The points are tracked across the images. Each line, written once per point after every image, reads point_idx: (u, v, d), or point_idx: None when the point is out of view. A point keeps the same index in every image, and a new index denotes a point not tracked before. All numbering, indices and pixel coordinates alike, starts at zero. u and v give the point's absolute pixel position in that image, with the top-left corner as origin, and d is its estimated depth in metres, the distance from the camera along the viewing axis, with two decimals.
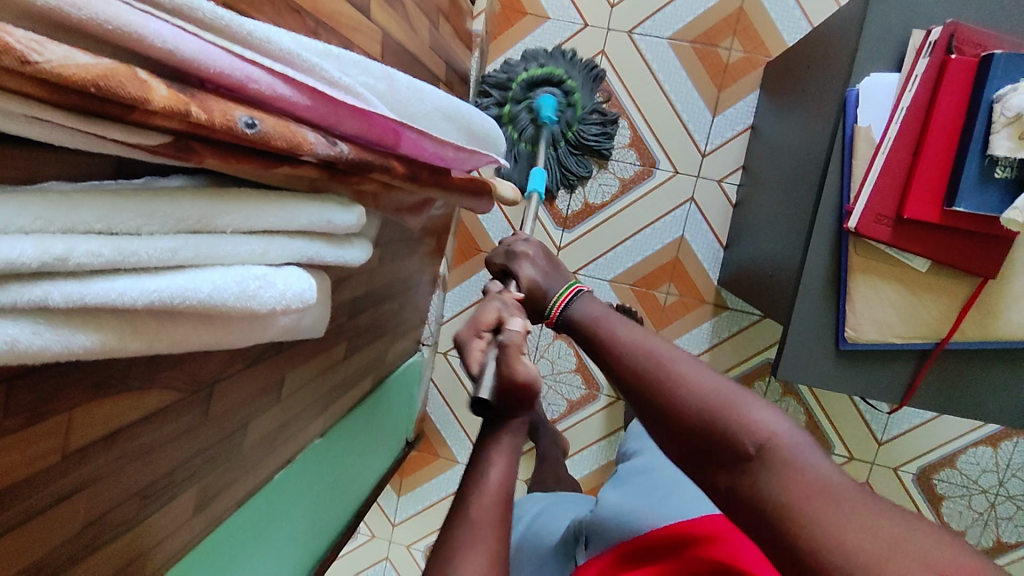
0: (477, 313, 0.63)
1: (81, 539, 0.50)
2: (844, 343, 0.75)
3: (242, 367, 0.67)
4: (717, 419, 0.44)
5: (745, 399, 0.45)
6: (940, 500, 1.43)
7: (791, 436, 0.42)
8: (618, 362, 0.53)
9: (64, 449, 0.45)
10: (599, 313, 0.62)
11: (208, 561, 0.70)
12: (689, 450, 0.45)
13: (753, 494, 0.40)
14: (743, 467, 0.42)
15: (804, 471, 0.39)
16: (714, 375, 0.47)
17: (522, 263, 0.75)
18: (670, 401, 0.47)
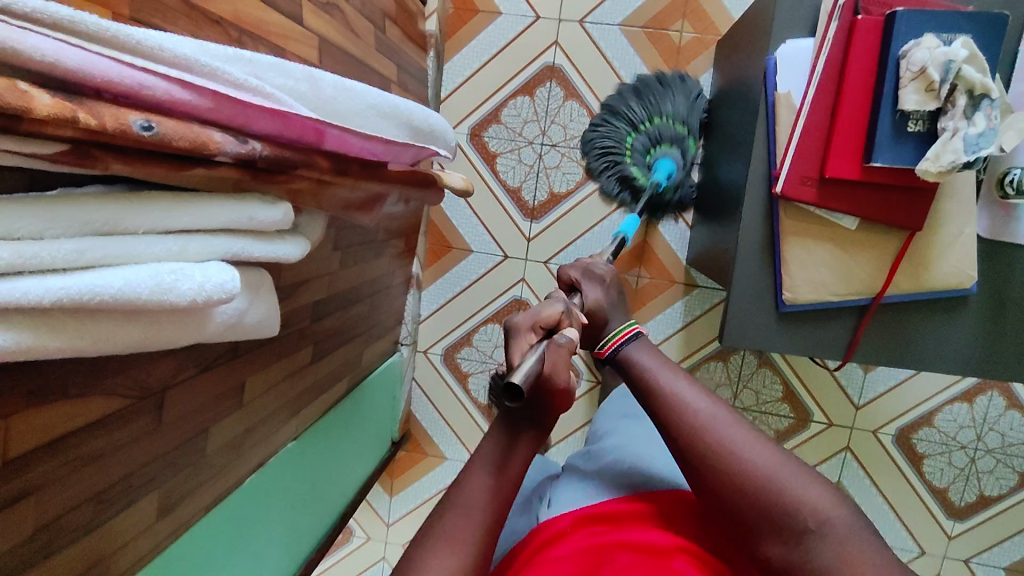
0: (541, 310, 0.72)
1: (34, 545, 0.51)
2: (783, 306, 0.76)
3: (196, 372, 0.68)
4: (781, 495, 0.61)
5: (795, 475, 0.62)
6: (921, 459, 1.46)
7: (841, 514, 0.60)
8: (684, 430, 0.67)
9: (6, 454, 0.46)
10: (652, 363, 0.75)
11: (177, 566, 0.72)
12: (749, 515, 0.62)
13: (813, 562, 0.58)
14: (807, 539, 0.59)
15: (846, 545, 0.58)
16: (770, 450, 0.64)
17: (590, 287, 0.89)
18: (739, 475, 0.62)
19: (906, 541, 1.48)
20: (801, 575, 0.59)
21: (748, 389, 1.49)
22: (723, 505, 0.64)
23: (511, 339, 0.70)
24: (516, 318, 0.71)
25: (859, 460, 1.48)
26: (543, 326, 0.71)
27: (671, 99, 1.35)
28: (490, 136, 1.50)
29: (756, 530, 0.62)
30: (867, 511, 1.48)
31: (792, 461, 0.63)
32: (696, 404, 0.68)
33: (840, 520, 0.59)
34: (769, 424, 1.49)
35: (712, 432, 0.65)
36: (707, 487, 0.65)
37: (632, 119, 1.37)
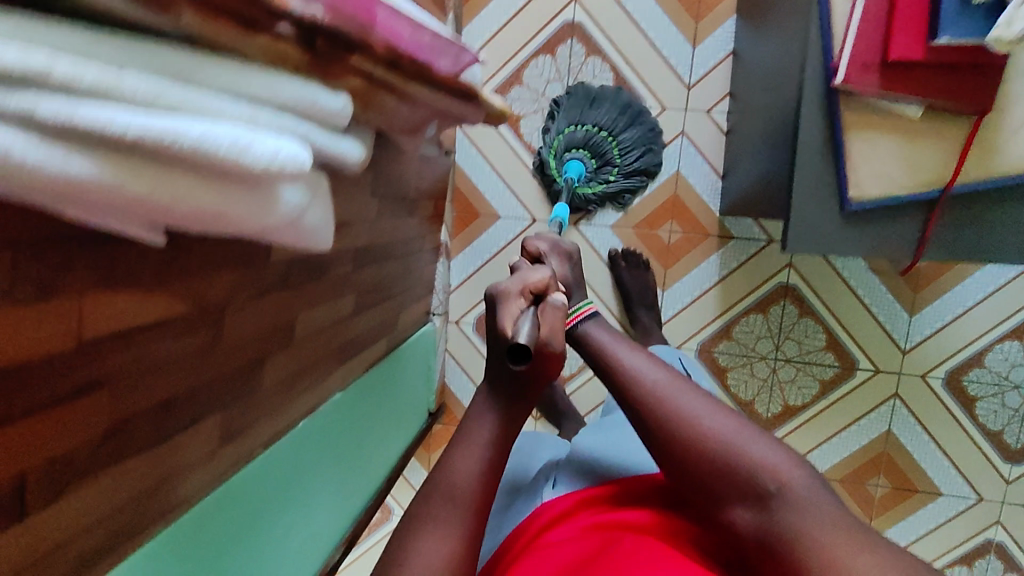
0: (528, 278, 0.77)
1: (105, 445, 0.49)
2: (847, 206, 0.83)
3: (253, 294, 0.67)
4: (738, 459, 0.67)
5: (751, 438, 0.68)
6: (973, 402, 1.43)
7: (795, 474, 0.65)
8: (646, 405, 0.74)
9: (78, 336, 0.44)
10: (611, 340, 0.83)
11: (241, 499, 0.70)
12: (711, 480, 0.68)
13: (769, 521, 0.63)
14: (764, 500, 0.64)
15: (802, 503, 0.62)
16: (727, 420, 0.70)
17: (554, 259, 1.04)
18: (699, 443, 0.69)
19: (961, 487, 1.46)
20: (761, 536, 0.63)
21: (791, 340, 1.46)
22: (685, 468, 0.69)
23: (500, 306, 0.74)
24: (505, 284, 0.76)
25: (908, 407, 1.45)
26: (531, 292, 0.76)
27: (607, 112, 1.39)
28: (512, 98, 1.48)
29: (718, 494, 0.67)
30: (918, 458, 1.46)
31: (748, 429, 0.70)
32: (656, 379, 0.76)
33: (793, 479, 0.64)
34: (813, 374, 1.47)
35: (667, 398, 0.73)
36: (668, 453, 0.71)
37: (583, 114, 1.40)
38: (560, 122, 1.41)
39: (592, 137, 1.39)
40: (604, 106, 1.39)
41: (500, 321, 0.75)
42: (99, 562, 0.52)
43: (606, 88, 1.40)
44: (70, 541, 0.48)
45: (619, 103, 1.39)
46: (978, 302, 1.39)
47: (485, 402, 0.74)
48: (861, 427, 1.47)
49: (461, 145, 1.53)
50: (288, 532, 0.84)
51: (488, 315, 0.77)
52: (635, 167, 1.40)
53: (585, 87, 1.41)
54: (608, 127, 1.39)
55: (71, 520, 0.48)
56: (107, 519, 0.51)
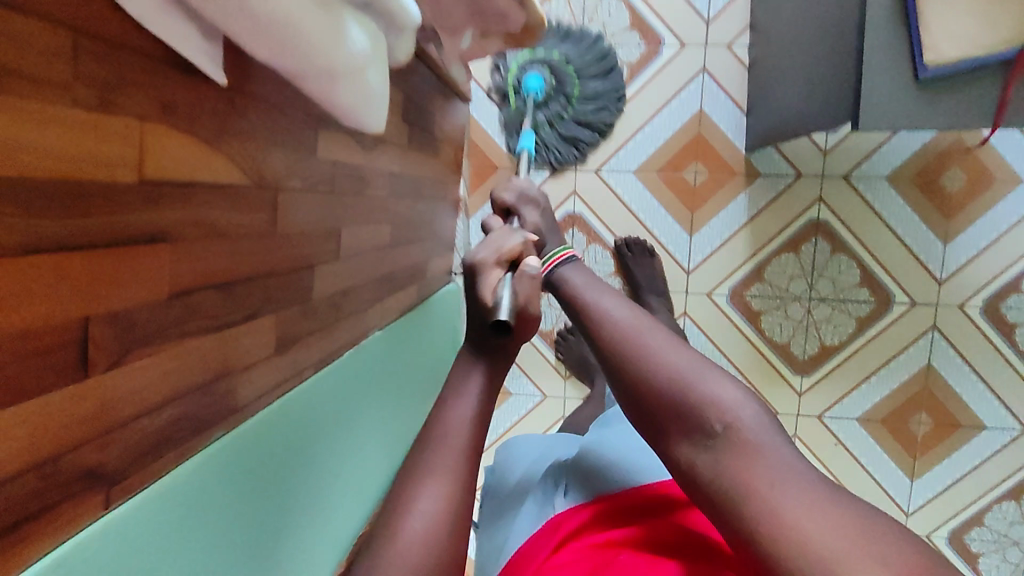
0: (502, 241, 0.62)
1: (170, 310, 0.44)
2: (923, 72, 0.69)
3: (303, 185, 0.61)
4: (690, 396, 0.54)
5: (710, 374, 0.55)
6: (1013, 328, 1.39)
7: (750, 415, 0.52)
8: (600, 338, 0.61)
9: (140, 170, 0.39)
10: (584, 281, 0.68)
11: (296, 419, 0.64)
12: (654, 415, 0.56)
13: (717, 469, 0.51)
14: (713, 440, 0.52)
15: (758, 456, 0.50)
16: (684, 352, 0.57)
17: (529, 210, 0.85)
18: (646, 376, 0.56)
19: (1006, 419, 1.42)
20: (704, 480, 0.52)
21: (825, 278, 1.42)
22: (638, 408, 0.57)
23: (477, 278, 0.60)
24: (477, 252, 0.61)
25: (947, 338, 1.41)
26: (506, 259, 0.61)
27: (577, 49, 1.32)
28: None
29: (662, 427, 0.55)
30: (960, 391, 1.42)
31: (706, 363, 0.56)
32: (617, 314, 0.61)
33: (748, 423, 0.51)
34: (848, 312, 1.43)
35: (625, 337, 0.59)
36: (623, 393, 0.58)
37: (555, 44, 1.32)
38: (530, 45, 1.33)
39: (554, 66, 1.32)
40: (576, 41, 1.33)
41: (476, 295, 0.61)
42: (168, 454, 0.46)
43: (586, 30, 1.34)
44: (137, 421, 0.42)
45: (592, 50, 1.33)
46: (1013, 225, 1.37)
47: (469, 357, 0.59)
48: (901, 363, 1.43)
49: (475, 97, 1.42)
50: (339, 471, 0.77)
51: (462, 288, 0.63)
52: (589, 118, 1.36)
53: (563, 24, 1.34)
54: (575, 61, 1.32)
55: (136, 395, 0.41)
56: (173, 404, 0.45)
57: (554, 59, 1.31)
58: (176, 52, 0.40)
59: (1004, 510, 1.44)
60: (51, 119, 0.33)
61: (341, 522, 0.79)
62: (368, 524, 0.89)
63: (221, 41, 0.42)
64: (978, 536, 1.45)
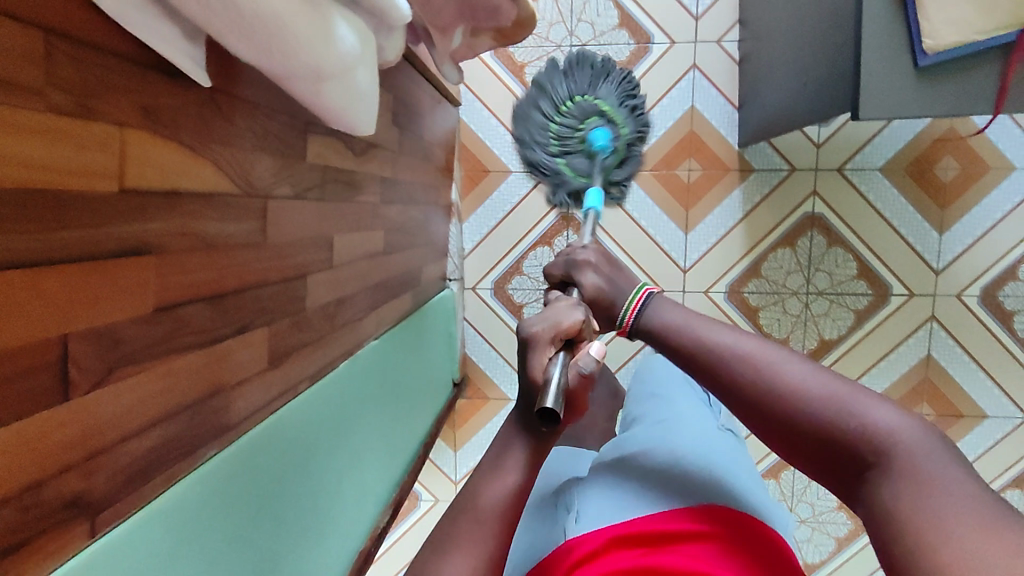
0: (560, 320, 0.62)
1: (156, 327, 0.41)
2: (923, 59, 0.68)
3: (292, 192, 0.58)
4: (841, 422, 0.49)
5: (861, 399, 0.50)
6: (1011, 316, 1.39)
7: (914, 437, 0.47)
8: (719, 366, 0.57)
9: (121, 180, 0.37)
10: (681, 316, 0.64)
11: (290, 435, 0.62)
12: (814, 453, 0.51)
13: (885, 504, 0.45)
14: (876, 470, 0.47)
15: (932, 483, 0.44)
16: (823, 374, 0.53)
17: (586, 273, 0.78)
18: (783, 407, 0.52)
19: (1007, 408, 1.42)
20: (873, 518, 0.46)
21: (821, 272, 1.42)
22: (792, 448, 0.52)
23: (529, 354, 0.60)
24: (533, 326, 0.61)
25: (946, 328, 1.41)
26: (562, 337, 0.62)
27: (581, 73, 1.22)
28: (516, 46, 1.39)
29: (821, 464, 0.51)
30: (960, 380, 1.42)
31: (855, 387, 0.51)
32: (733, 341, 0.58)
33: (913, 446, 0.46)
34: (846, 305, 1.42)
35: (756, 368, 0.55)
36: (771, 430, 0.54)
37: (563, 88, 1.21)
38: (547, 108, 1.21)
39: (583, 106, 1.20)
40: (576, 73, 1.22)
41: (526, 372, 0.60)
42: (157, 478, 0.43)
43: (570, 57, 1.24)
44: (124, 443, 0.40)
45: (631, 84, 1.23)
46: (1008, 213, 1.37)
47: (513, 427, 0.59)
48: (901, 355, 1.43)
49: (464, 100, 1.42)
50: (337, 486, 0.74)
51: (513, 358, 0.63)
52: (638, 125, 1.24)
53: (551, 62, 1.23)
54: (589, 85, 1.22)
55: (123, 417, 0.39)
56: (161, 425, 0.43)
57: (577, 100, 1.20)
58: (158, 55, 0.38)
59: (1008, 499, 1.43)
60: (27, 128, 0.30)
61: (340, 539, 0.76)
62: (368, 540, 0.86)
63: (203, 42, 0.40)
64: None
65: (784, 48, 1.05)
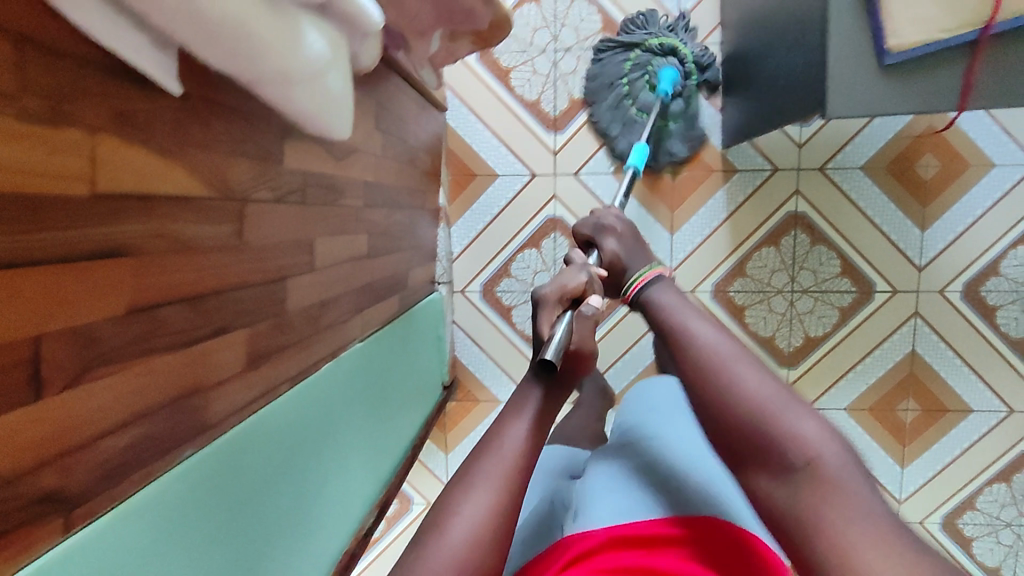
0: (563, 281, 0.71)
1: (131, 327, 0.42)
2: (887, 58, 0.70)
3: (271, 197, 0.59)
4: (770, 427, 0.54)
5: (794, 408, 0.55)
6: (993, 311, 1.41)
7: (834, 455, 0.52)
8: (681, 357, 0.61)
9: (94, 184, 0.38)
10: (674, 303, 0.68)
11: (271, 435, 0.62)
12: (736, 444, 0.56)
13: (795, 503, 0.51)
14: (793, 475, 0.52)
15: (837, 495, 0.50)
16: (765, 380, 0.56)
17: (607, 238, 0.86)
18: (725, 402, 0.56)
19: (991, 402, 1.43)
20: (779, 515, 0.52)
21: (805, 270, 1.43)
22: (720, 435, 0.57)
23: (537, 313, 0.69)
24: (540, 289, 0.70)
25: (930, 324, 1.43)
26: (568, 297, 0.70)
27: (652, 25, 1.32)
28: (501, 51, 1.41)
29: (739, 459, 0.56)
30: (944, 375, 1.43)
31: (793, 398, 0.55)
32: (700, 334, 0.62)
33: (830, 462, 0.51)
34: (831, 302, 1.44)
35: (713, 364, 0.58)
36: (707, 417, 0.58)
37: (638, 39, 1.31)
38: (619, 57, 1.33)
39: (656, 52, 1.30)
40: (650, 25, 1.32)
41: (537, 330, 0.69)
42: (133, 475, 0.44)
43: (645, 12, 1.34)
44: (101, 440, 0.41)
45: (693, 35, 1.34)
46: (988, 209, 1.38)
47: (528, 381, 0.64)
48: (885, 352, 1.44)
49: (450, 105, 1.43)
50: (320, 487, 0.75)
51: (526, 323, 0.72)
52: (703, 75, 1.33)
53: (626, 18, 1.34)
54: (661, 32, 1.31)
55: (99, 414, 0.40)
56: (137, 423, 0.44)
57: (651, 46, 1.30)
58: (128, 63, 0.39)
59: (994, 492, 1.45)
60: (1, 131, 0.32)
61: (325, 540, 0.77)
62: (353, 540, 0.87)
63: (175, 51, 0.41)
64: (971, 520, 1.45)
65: (755, 50, 1.06)
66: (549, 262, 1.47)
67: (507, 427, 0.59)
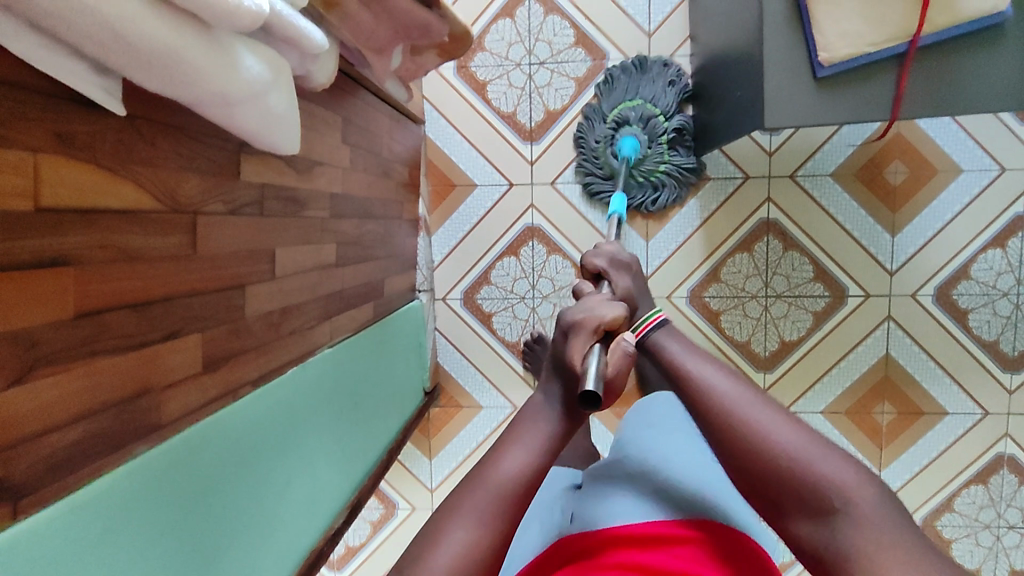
0: (601, 315, 0.72)
1: (75, 330, 0.46)
2: (820, 71, 0.74)
3: (225, 209, 0.63)
4: (803, 473, 0.57)
5: (818, 450, 0.58)
6: (965, 314, 1.43)
7: (865, 491, 0.55)
8: (707, 412, 0.64)
9: (36, 199, 0.42)
10: (680, 350, 0.71)
11: (231, 437, 0.65)
12: (770, 491, 0.58)
13: (840, 544, 0.54)
14: (832, 517, 0.55)
15: (877, 530, 0.53)
16: (791, 426, 0.60)
17: (621, 275, 0.87)
18: (755, 452, 0.59)
19: (965, 404, 1.45)
20: (826, 559, 0.55)
21: (779, 275, 1.46)
22: (753, 485, 0.60)
23: (571, 340, 0.71)
24: (580, 318, 0.72)
25: (903, 328, 1.44)
26: (603, 330, 0.72)
27: (626, 88, 1.37)
28: (477, 65, 1.45)
29: (778, 507, 0.58)
30: (919, 379, 1.45)
31: (817, 440, 0.59)
32: (720, 386, 0.65)
33: (862, 498, 0.54)
34: (804, 307, 1.46)
35: (736, 412, 0.62)
36: (736, 467, 0.61)
37: (612, 101, 1.37)
38: (593, 122, 1.39)
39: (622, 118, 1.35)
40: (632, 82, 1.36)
41: (567, 359, 0.69)
42: (82, 469, 0.48)
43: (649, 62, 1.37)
44: (45, 435, 0.44)
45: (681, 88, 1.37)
46: (956, 214, 1.41)
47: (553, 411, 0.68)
48: (859, 356, 1.46)
49: (429, 117, 1.47)
50: (284, 489, 0.78)
51: (556, 346, 0.73)
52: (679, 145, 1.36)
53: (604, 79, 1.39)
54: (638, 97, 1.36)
55: (41, 412, 0.44)
56: (84, 420, 0.47)
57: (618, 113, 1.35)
58: (71, 88, 0.43)
59: (972, 494, 1.46)
60: None
61: (289, 539, 0.80)
62: (321, 539, 0.90)
63: (116, 76, 0.45)
64: (950, 522, 1.46)
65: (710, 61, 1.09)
66: (529, 270, 1.50)
67: (519, 446, 0.62)
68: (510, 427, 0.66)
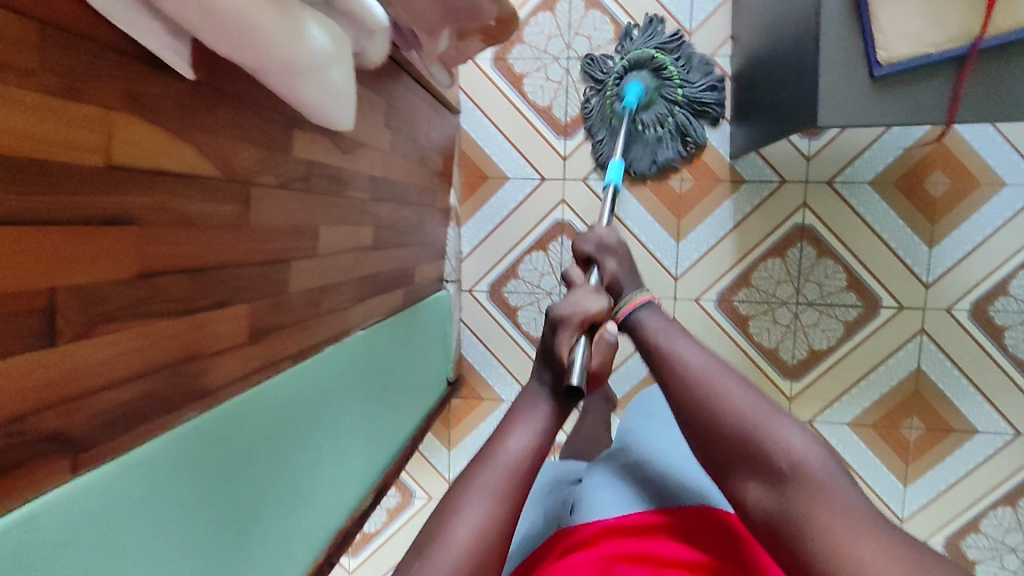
0: (587, 308, 0.73)
1: (134, 290, 0.46)
2: (877, 70, 0.73)
3: (275, 182, 0.63)
4: (758, 439, 0.56)
5: (777, 420, 0.57)
6: (1002, 331, 1.39)
7: (818, 459, 0.54)
8: (675, 382, 0.64)
9: (107, 155, 0.42)
10: (658, 325, 0.72)
11: (268, 409, 0.66)
12: (723, 456, 0.58)
13: (786, 507, 0.52)
14: (781, 480, 0.53)
15: (829, 497, 0.51)
16: (754, 397, 0.59)
17: (608, 258, 0.86)
18: (713, 417, 0.59)
19: (997, 423, 1.42)
20: (771, 520, 0.53)
21: (811, 283, 1.44)
22: (709, 449, 0.59)
23: (559, 333, 0.71)
24: (565, 312, 0.72)
25: (936, 342, 1.42)
26: (588, 322, 0.72)
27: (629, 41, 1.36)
28: (515, 57, 1.45)
29: (729, 469, 0.58)
30: (950, 396, 1.42)
31: (778, 411, 0.58)
32: (693, 359, 0.65)
33: (815, 467, 0.53)
34: (836, 316, 1.44)
35: (702, 382, 0.62)
36: (697, 432, 0.61)
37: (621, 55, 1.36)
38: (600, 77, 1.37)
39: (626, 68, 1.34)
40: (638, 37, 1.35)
41: (552, 345, 0.71)
42: (132, 426, 0.48)
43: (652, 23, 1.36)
44: (101, 392, 0.45)
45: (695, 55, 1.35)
46: (998, 228, 1.37)
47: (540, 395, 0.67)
48: (889, 368, 1.43)
49: (465, 109, 1.48)
50: (313, 467, 0.78)
51: (543, 337, 0.74)
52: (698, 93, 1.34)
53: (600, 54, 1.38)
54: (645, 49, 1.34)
55: (101, 368, 0.44)
56: (137, 380, 0.48)
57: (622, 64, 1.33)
58: (143, 48, 0.44)
59: (999, 516, 1.42)
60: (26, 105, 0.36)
61: (316, 518, 0.80)
62: (349, 520, 0.91)
63: (185, 39, 0.46)
64: (976, 543, 1.42)
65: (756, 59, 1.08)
66: (555, 266, 1.49)
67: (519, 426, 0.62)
68: (509, 410, 0.67)
